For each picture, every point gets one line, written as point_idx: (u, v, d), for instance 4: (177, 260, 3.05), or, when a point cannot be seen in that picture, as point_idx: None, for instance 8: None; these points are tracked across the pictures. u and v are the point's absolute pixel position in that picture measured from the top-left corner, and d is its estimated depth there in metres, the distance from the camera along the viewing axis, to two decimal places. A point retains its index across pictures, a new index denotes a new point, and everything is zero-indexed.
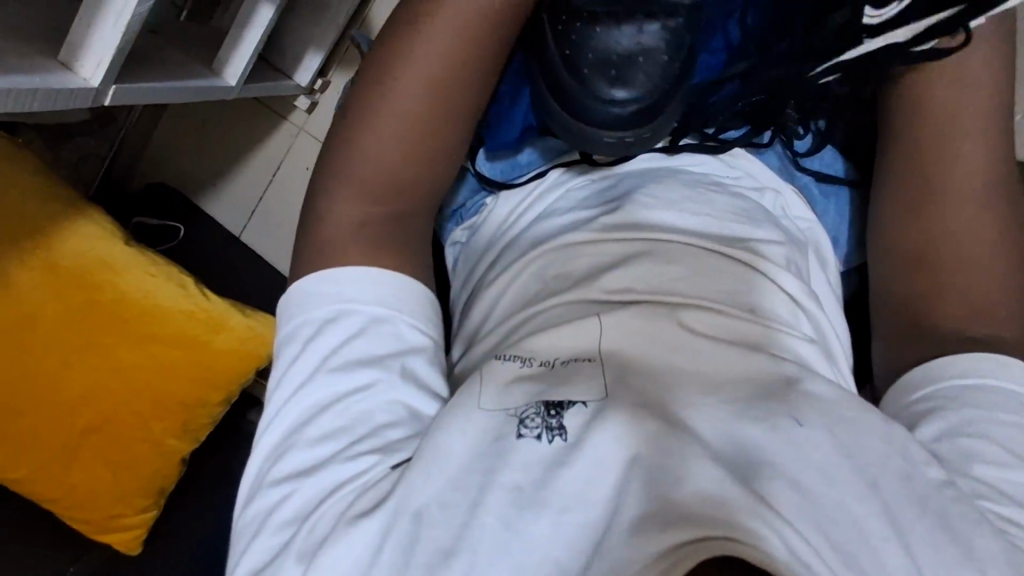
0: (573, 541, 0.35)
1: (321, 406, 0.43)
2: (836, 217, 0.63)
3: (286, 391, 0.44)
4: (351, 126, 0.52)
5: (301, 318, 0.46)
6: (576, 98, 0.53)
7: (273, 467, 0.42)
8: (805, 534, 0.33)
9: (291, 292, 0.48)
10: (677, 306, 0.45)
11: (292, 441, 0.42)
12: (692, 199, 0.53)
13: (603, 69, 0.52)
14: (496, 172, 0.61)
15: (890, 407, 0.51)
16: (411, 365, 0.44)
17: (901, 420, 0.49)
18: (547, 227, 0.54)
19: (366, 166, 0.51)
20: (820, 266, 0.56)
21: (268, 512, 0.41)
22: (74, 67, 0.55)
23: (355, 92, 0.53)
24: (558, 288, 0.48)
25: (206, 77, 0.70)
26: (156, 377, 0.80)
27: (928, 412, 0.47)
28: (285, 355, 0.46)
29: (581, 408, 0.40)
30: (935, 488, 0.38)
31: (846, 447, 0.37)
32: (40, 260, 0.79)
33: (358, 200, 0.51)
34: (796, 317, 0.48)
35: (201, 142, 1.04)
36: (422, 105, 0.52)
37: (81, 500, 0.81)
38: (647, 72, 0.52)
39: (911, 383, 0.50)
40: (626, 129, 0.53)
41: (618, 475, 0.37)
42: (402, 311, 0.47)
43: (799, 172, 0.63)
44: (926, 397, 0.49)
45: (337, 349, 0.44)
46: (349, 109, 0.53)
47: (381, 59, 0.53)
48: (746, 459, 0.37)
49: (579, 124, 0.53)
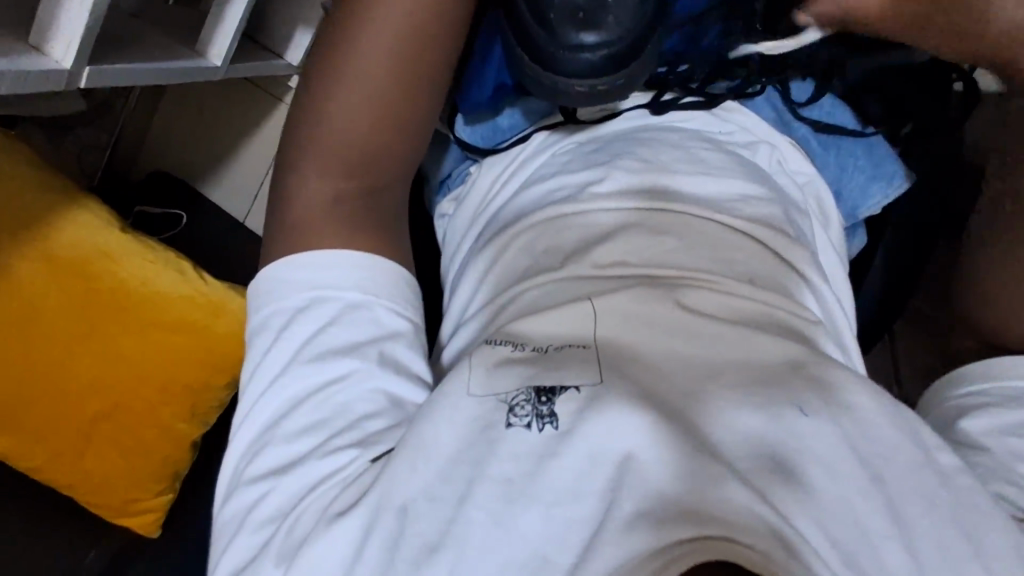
0: (562, 535, 0.33)
1: (299, 399, 0.42)
2: (838, 169, 0.58)
3: (260, 385, 0.44)
4: (316, 89, 0.50)
5: (273, 305, 0.46)
6: (546, 50, 0.50)
7: (250, 464, 0.42)
8: (802, 530, 0.32)
9: (260, 280, 0.47)
10: (678, 284, 0.43)
11: (267, 438, 0.42)
12: (685, 163, 0.50)
13: (570, 15, 0.50)
14: (477, 138, 0.59)
15: (932, 402, 0.56)
16: (389, 350, 0.44)
17: (943, 412, 0.53)
18: (533, 198, 0.52)
19: (337, 142, 0.50)
20: (823, 228, 0.54)
21: (247, 509, 0.41)
22: (46, 49, 0.53)
23: (315, 64, 0.51)
24: (546, 265, 0.46)
25: (189, 58, 0.68)
26: (160, 362, 0.80)
27: (980, 405, 0.51)
28: (258, 344, 0.45)
29: (575, 394, 0.38)
30: (942, 479, 0.37)
31: (848, 435, 0.36)
32: (37, 250, 0.78)
33: (330, 175, 0.50)
34: (800, 290, 0.46)
35: (197, 126, 1.03)
36: (387, 70, 0.50)
37: (96, 485, 0.82)
38: (618, 15, 0.49)
39: (962, 376, 0.54)
40: (601, 77, 0.50)
41: (611, 468, 0.35)
42: (378, 294, 0.46)
43: (796, 123, 0.58)
44: (978, 392, 0.52)
45: (312, 338, 0.43)
46: (313, 71, 0.51)
47: (340, 27, 0.51)
48: (746, 450, 0.35)
49: (551, 78, 0.51)
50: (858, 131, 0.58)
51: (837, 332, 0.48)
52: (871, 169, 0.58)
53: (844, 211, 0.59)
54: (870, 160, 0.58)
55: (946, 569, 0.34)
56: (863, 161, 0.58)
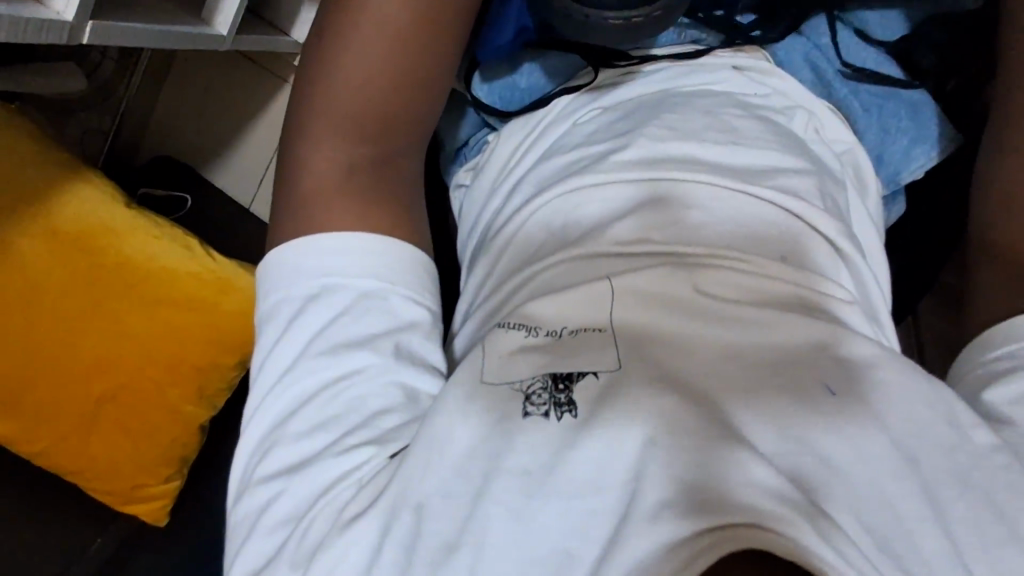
0: (587, 529, 0.30)
1: (310, 396, 0.40)
2: (880, 131, 0.55)
3: (269, 380, 0.41)
4: (326, 40, 0.48)
5: (281, 293, 0.44)
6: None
7: (260, 464, 0.40)
8: (843, 526, 0.30)
9: (266, 265, 0.45)
10: (696, 262, 0.40)
11: (276, 437, 0.40)
12: (712, 128, 0.47)
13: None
14: (494, 97, 0.57)
15: (959, 370, 0.49)
16: (404, 342, 0.41)
17: (970, 382, 0.47)
18: (550, 169, 0.49)
19: (343, 112, 0.47)
20: (860, 194, 0.51)
21: (258, 513, 0.38)
22: (48, 0, 0.51)
23: (325, 14, 0.49)
24: (563, 242, 0.43)
25: (194, 25, 0.65)
26: (168, 341, 0.79)
27: (1011, 370, 0.45)
28: (267, 336, 0.43)
29: (593, 380, 0.35)
30: (976, 459, 0.35)
31: (878, 412, 0.35)
32: (40, 225, 0.77)
33: (335, 147, 0.47)
34: (837, 267, 0.43)
35: (202, 107, 1.00)
36: (400, 24, 0.47)
37: (104, 471, 0.80)
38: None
39: (991, 339, 0.48)
40: (636, 8, 0.47)
41: (634, 456, 0.32)
42: (394, 285, 0.43)
43: (839, 84, 0.55)
44: (1004, 356, 0.46)
45: (322, 331, 0.41)
46: (323, 22, 0.49)
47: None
48: (786, 445, 0.33)
49: (584, 9, 0.47)
50: (903, 82, 0.56)
51: (874, 313, 0.45)
52: (914, 131, 0.56)
53: (885, 176, 0.56)
54: (913, 118, 0.56)
55: (991, 558, 0.32)
56: (905, 123, 0.56)
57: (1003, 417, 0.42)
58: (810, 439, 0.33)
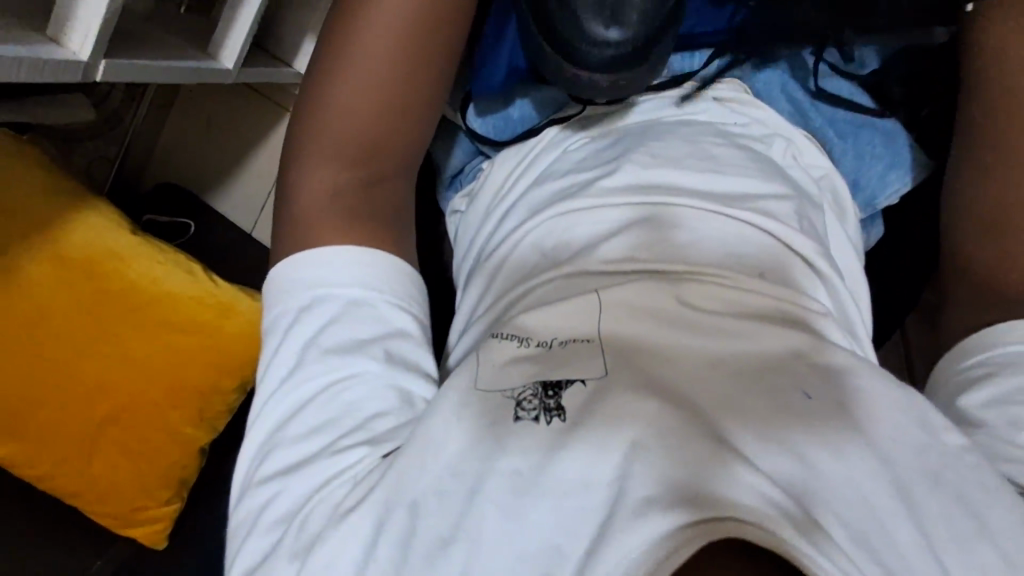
0: (575, 526, 0.32)
1: (307, 400, 0.42)
2: (855, 158, 0.58)
3: (269, 388, 0.44)
4: (325, 78, 0.51)
5: (280, 306, 0.46)
6: (569, 41, 0.51)
7: (260, 466, 0.42)
8: (816, 515, 0.32)
9: (270, 280, 0.48)
10: (679, 279, 0.42)
11: (276, 441, 0.42)
12: (696, 158, 0.50)
13: (596, 6, 0.50)
14: (488, 129, 0.59)
15: (940, 377, 0.52)
16: (394, 348, 0.43)
17: (951, 387, 0.50)
18: (543, 195, 0.51)
19: (340, 141, 0.50)
20: (839, 220, 0.53)
21: (258, 512, 0.40)
22: (63, 41, 0.54)
23: (322, 53, 0.51)
24: (554, 261, 0.45)
25: (202, 60, 0.69)
26: (170, 364, 0.80)
27: (986, 375, 0.48)
28: (269, 346, 0.45)
29: (581, 387, 0.37)
30: (949, 458, 0.37)
31: (852, 415, 0.37)
32: (48, 251, 0.79)
33: (332, 172, 0.50)
34: (813, 287, 0.45)
35: (206, 136, 1.03)
36: (393, 59, 0.51)
37: (104, 494, 0.81)
38: (641, 7, 0.50)
39: (966, 350, 0.51)
40: (622, 74, 0.51)
41: (620, 456, 0.33)
42: (383, 292, 0.46)
43: (813, 113, 0.58)
44: (980, 363, 0.49)
45: (316, 337, 0.43)
46: (321, 60, 0.51)
47: (343, 23, 0.51)
48: (757, 440, 0.35)
49: (572, 70, 0.51)
50: (876, 111, 0.59)
51: (851, 326, 0.47)
52: (889, 158, 0.59)
53: (862, 201, 0.59)
54: (886, 142, 0.59)
55: (964, 551, 0.33)
56: (879, 149, 0.59)
57: (975, 420, 0.46)
58: (787, 439, 0.35)
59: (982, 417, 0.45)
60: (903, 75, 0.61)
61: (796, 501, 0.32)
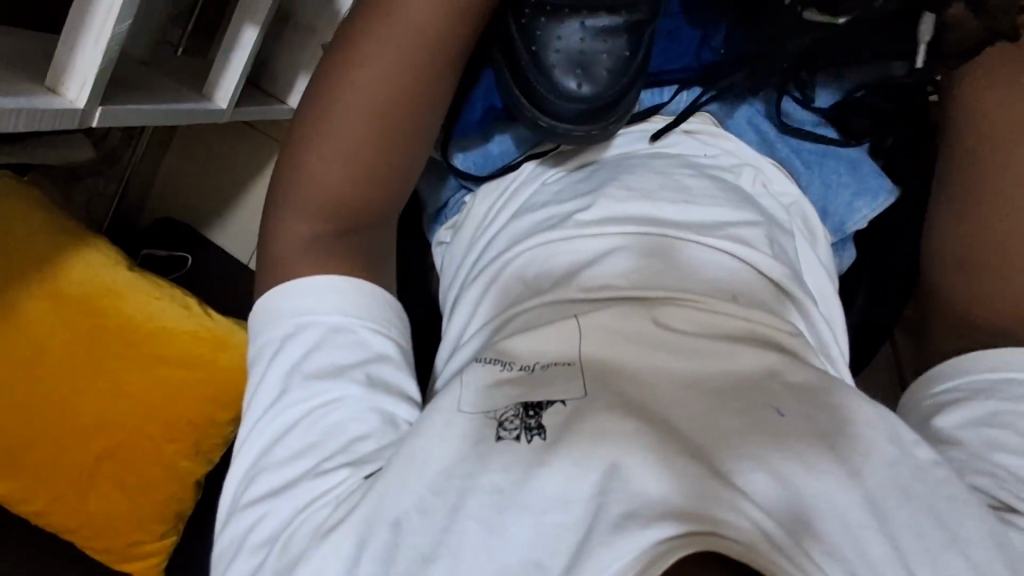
0: (553, 542, 0.33)
1: (291, 425, 0.43)
2: (821, 186, 0.60)
3: (254, 414, 0.45)
4: (318, 115, 0.52)
5: (264, 336, 0.48)
6: (544, 95, 0.54)
7: (246, 489, 0.43)
8: (784, 522, 0.33)
9: (257, 310, 0.50)
10: (655, 303, 0.43)
11: (263, 464, 0.43)
12: (668, 188, 0.52)
13: (568, 67, 0.54)
14: (469, 164, 0.61)
15: (915, 397, 0.54)
16: (374, 372, 0.45)
17: (925, 409, 0.51)
18: (523, 227, 0.53)
19: (323, 184, 0.52)
20: (811, 245, 0.55)
21: (244, 534, 0.41)
22: (61, 90, 0.56)
23: (317, 90, 0.53)
24: (536, 290, 0.47)
25: (196, 102, 0.71)
26: (166, 398, 0.81)
27: (953, 402, 0.50)
28: (255, 373, 0.47)
29: (561, 407, 0.38)
30: (919, 472, 0.38)
31: (823, 429, 0.38)
32: (46, 290, 0.80)
33: (311, 212, 0.52)
34: (785, 307, 0.47)
35: (202, 172, 1.06)
36: (379, 105, 0.53)
37: (101, 529, 0.82)
38: (609, 66, 0.55)
39: (938, 376, 0.52)
40: (591, 124, 0.54)
41: (598, 476, 0.35)
42: (360, 317, 0.48)
43: (779, 144, 0.61)
44: (957, 388, 0.51)
45: (300, 363, 0.45)
46: (315, 97, 0.53)
47: (332, 70, 0.53)
48: (726, 453, 0.36)
49: (547, 121, 0.54)
50: (840, 141, 0.61)
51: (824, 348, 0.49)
52: (854, 185, 0.60)
53: (832, 226, 0.61)
54: (853, 167, 0.61)
55: (933, 561, 0.34)
56: (845, 177, 0.60)
57: (950, 438, 0.47)
58: (757, 454, 0.36)
59: (958, 436, 0.47)
60: (869, 108, 0.62)
61: (763, 509, 0.33)
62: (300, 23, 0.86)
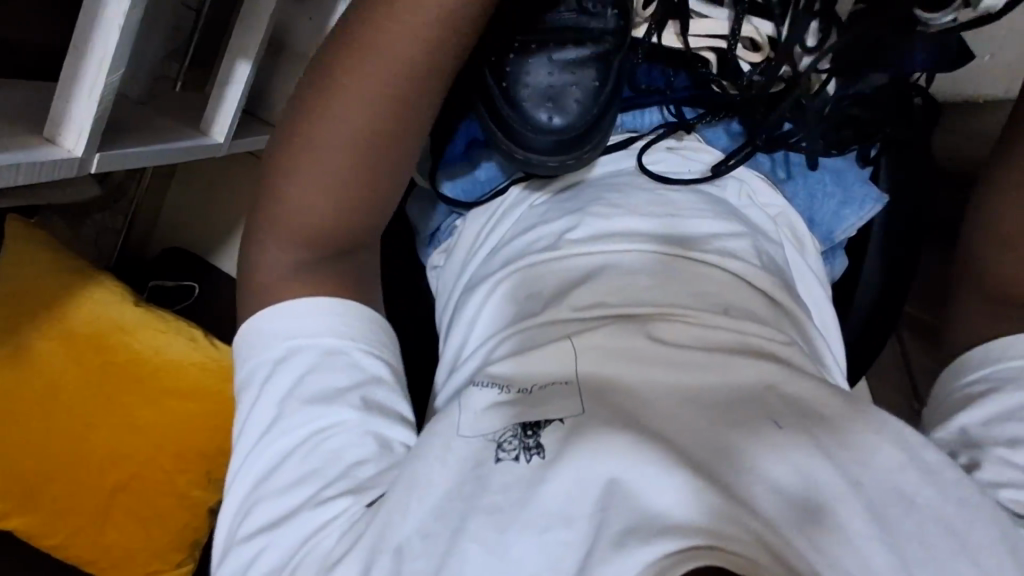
0: (555, 562, 0.33)
1: (288, 452, 0.44)
2: (808, 196, 0.61)
3: (247, 442, 0.46)
4: (320, 157, 0.51)
5: (255, 359, 0.48)
6: (516, 129, 0.55)
7: (243, 523, 0.43)
8: (783, 531, 0.33)
9: (244, 332, 0.50)
10: (649, 319, 0.44)
11: (262, 493, 0.44)
12: (651, 203, 0.53)
13: (540, 101, 0.56)
14: (458, 192, 0.62)
15: (941, 390, 0.54)
16: (370, 395, 0.46)
17: (951, 403, 0.52)
18: (516, 246, 0.54)
19: (303, 226, 0.51)
20: (797, 251, 0.56)
21: (247, 565, 0.42)
22: (58, 140, 0.58)
23: (325, 129, 0.51)
24: (530, 309, 0.47)
25: (194, 137, 0.73)
26: (174, 430, 0.82)
27: (988, 392, 0.50)
28: (245, 398, 0.48)
29: (558, 426, 0.39)
30: (927, 475, 0.38)
31: (825, 444, 0.38)
32: (59, 330, 0.82)
33: (299, 244, 0.52)
34: (778, 318, 0.47)
35: (205, 201, 1.07)
36: (368, 146, 0.51)
37: (118, 559, 0.83)
38: (579, 97, 0.56)
39: (963, 366, 0.53)
40: (569, 153, 0.54)
41: (599, 494, 0.35)
42: (355, 339, 0.49)
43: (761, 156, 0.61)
44: (981, 379, 0.51)
45: (294, 389, 0.46)
46: (324, 130, 0.51)
47: (350, 104, 0.51)
48: (722, 464, 0.36)
49: (522, 153, 0.55)
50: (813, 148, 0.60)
51: (819, 358, 0.49)
52: (841, 194, 0.61)
53: (821, 235, 0.61)
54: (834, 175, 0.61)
55: (939, 568, 0.34)
56: (831, 187, 0.61)
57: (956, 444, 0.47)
58: (755, 464, 0.37)
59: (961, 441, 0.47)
60: (856, 120, 0.63)
61: (762, 519, 0.33)
62: (295, 53, 0.88)
